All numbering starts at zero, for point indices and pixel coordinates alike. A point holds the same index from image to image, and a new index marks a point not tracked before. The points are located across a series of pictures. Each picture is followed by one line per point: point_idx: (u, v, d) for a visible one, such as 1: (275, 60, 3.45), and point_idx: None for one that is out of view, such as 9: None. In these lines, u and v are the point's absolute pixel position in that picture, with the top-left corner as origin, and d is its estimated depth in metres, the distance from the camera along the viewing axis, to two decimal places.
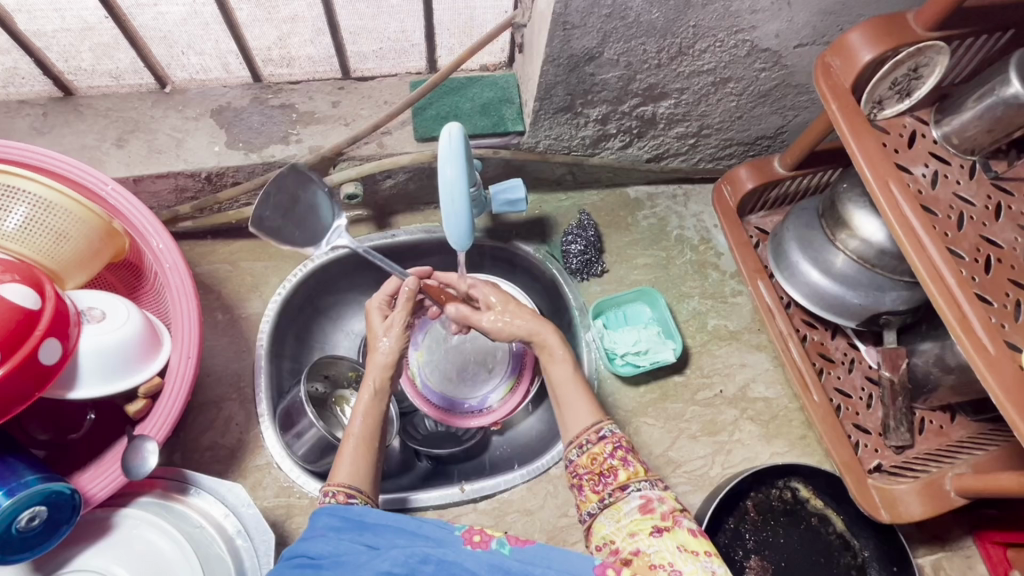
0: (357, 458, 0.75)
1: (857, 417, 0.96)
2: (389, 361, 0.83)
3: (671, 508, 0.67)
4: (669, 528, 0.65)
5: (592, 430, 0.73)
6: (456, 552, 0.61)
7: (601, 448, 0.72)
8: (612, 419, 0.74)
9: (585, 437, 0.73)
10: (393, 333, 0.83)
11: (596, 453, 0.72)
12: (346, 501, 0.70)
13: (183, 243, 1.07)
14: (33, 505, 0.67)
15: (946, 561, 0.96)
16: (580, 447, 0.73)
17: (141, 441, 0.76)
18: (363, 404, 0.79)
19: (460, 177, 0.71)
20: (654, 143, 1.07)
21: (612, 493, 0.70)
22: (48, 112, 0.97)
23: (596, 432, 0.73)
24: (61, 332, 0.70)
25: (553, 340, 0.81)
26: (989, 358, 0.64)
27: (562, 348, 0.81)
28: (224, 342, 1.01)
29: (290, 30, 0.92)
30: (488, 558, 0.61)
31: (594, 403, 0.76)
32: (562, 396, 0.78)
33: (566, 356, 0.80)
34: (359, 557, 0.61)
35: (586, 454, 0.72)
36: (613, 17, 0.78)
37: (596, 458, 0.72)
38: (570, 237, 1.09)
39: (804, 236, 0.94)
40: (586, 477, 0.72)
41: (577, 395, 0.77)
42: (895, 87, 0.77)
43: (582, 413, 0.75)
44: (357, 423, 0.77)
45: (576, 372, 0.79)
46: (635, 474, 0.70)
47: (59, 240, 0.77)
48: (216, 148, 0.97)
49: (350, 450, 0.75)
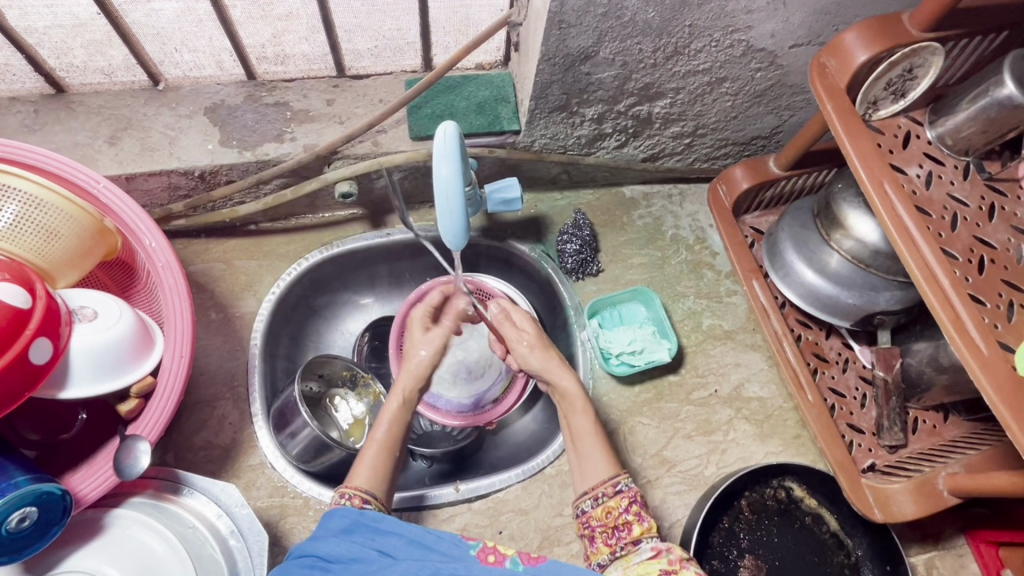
0: (377, 462, 0.76)
1: (852, 416, 0.96)
2: (421, 371, 0.86)
3: (679, 557, 0.67)
4: (677, 571, 0.65)
5: (608, 484, 0.75)
6: (469, 567, 0.63)
7: (617, 502, 0.74)
8: (628, 473, 0.77)
9: (600, 490, 0.75)
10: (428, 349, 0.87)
11: (611, 506, 0.74)
12: (361, 506, 0.71)
13: (176, 242, 1.06)
14: (24, 505, 0.67)
15: (939, 560, 0.96)
16: (595, 498, 0.75)
17: (134, 441, 0.75)
18: (388, 412, 0.81)
19: (456, 174, 0.71)
20: (649, 143, 1.07)
21: (625, 547, 0.71)
22: (40, 109, 0.96)
23: (612, 486, 0.75)
24: (52, 332, 0.70)
25: (572, 389, 0.83)
26: (982, 357, 0.64)
27: (580, 397, 0.83)
28: (217, 341, 1.00)
29: (285, 28, 0.92)
30: (497, 571, 0.63)
31: (611, 456, 0.79)
32: (581, 447, 0.80)
33: (584, 406, 0.82)
34: (370, 565, 0.64)
35: (601, 506, 0.74)
36: (609, 16, 0.77)
37: (611, 511, 0.74)
38: (565, 237, 1.10)
39: (799, 236, 0.94)
40: (598, 529, 0.74)
41: (595, 447, 0.79)
42: (890, 88, 0.78)
43: (600, 467, 0.78)
44: (381, 429, 0.79)
45: (596, 425, 0.81)
46: (648, 529, 0.72)
47: (50, 239, 0.76)
48: (209, 146, 0.96)
49: (371, 455, 0.77)
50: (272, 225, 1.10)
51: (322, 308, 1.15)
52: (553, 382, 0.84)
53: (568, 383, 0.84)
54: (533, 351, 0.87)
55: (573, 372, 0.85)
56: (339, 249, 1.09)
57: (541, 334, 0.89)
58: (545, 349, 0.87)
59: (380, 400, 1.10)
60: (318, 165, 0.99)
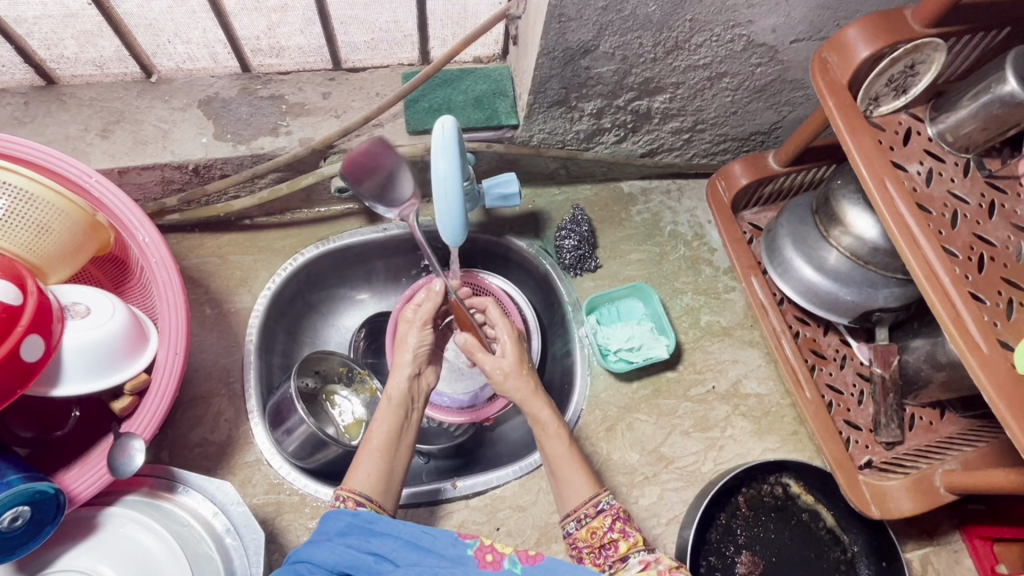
0: (372, 466, 0.76)
1: (849, 413, 0.96)
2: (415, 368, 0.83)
3: (667, 566, 0.67)
4: None
5: (589, 504, 0.76)
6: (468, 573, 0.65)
7: (600, 522, 0.75)
8: (608, 490, 0.77)
9: (583, 511, 0.76)
10: (409, 361, 0.83)
11: (595, 527, 0.75)
12: (355, 508, 0.71)
13: (170, 235, 1.05)
14: (16, 504, 0.66)
15: (934, 556, 0.97)
16: (578, 520, 0.76)
17: (128, 438, 0.74)
18: (381, 412, 0.80)
19: (453, 169, 0.70)
20: (649, 137, 1.06)
21: (613, 565, 0.73)
22: (30, 101, 0.95)
23: (593, 507, 0.75)
24: (44, 328, 0.69)
25: (544, 415, 0.81)
26: (982, 356, 0.64)
27: (553, 422, 0.81)
28: (213, 337, 0.99)
29: (279, 20, 0.91)
30: None
31: (590, 474, 0.79)
32: (560, 471, 0.79)
33: (557, 431, 0.80)
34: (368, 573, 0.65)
35: (585, 528, 0.75)
36: (609, 10, 0.77)
37: (595, 531, 0.75)
38: (564, 232, 1.09)
39: (798, 232, 0.93)
40: (586, 550, 0.76)
41: (574, 468, 0.79)
42: (892, 84, 0.77)
43: (580, 486, 0.77)
44: (376, 431, 0.78)
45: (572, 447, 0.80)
46: (634, 544, 0.73)
47: (40, 233, 0.75)
48: (203, 140, 0.95)
49: (367, 459, 0.76)
50: (268, 219, 1.08)
51: (319, 304, 1.14)
52: (525, 409, 0.83)
53: (539, 409, 0.82)
54: (507, 373, 0.83)
55: (544, 398, 0.83)
56: (336, 244, 1.08)
57: (520, 357, 0.85)
58: (522, 371, 0.84)
59: (377, 396, 1.09)
60: (315, 159, 0.98)
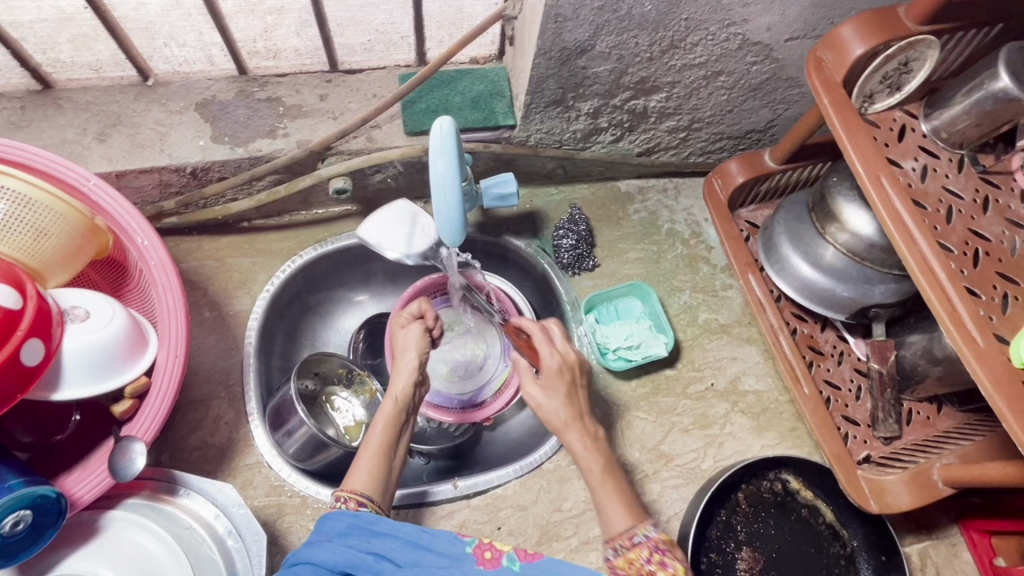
0: (372, 466, 0.76)
1: (847, 408, 0.96)
2: (415, 373, 0.83)
3: None
4: None
5: (626, 535, 0.71)
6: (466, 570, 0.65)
7: (637, 553, 0.69)
8: (648, 522, 0.72)
9: (619, 541, 0.71)
10: (409, 367, 0.82)
11: (632, 557, 0.69)
12: (356, 509, 0.71)
13: (168, 239, 1.05)
14: (18, 509, 0.66)
15: (932, 549, 0.97)
16: (615, 550, 0.71)
17: (128, 442, 0.74)
18: (381, 413, 0.80)
19: (451, 169, 0.70)
20: (645, 137, 1.07)
21: None
22: (26, 105, 0.95)
23: (630, 538, 0.70)
24: (44, 333, 0.69)
25: (580, 449, 0.77)
26: (978, 350, 0.65)
27: (588, 455, 0.77)
28: (212, 340, 0.99)
29: (275, 22, 0.91)
30: None
31: (631, 504, 0.74)
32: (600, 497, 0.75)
33: (592, 461, 0.77)
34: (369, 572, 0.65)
35: (622, 556, 0.70)
36: (605, 10, 0.77)
37: (633, 562, 0.69)
38: (561, 232, 1.09)
39: (794, 229, 0.94)
40: None
41: (612, 497, 0.75)
42: (886, 82, 0.78)
43: (618, 516, 0.73)
44: (377, 431, 0.78)
45: (610, 476, 0.76)
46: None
47: (39, 237, 0.75)
48: (201, 143, 0.95)
49: (367, 458, 0.76)
50: (265, 222, 1.09)
51: (317, 305, 1.14)
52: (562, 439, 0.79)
53: (575, 442, 0.78)
54: (547, 400, 0.80)
55: (582, 428, 0.79)
56: (333, 246, 1.07)
57: (568, 390, 0.81)
58: (564, 399, 0.80)
59: (377, 397, 1.10)
60: (313, 161, 0.98)
